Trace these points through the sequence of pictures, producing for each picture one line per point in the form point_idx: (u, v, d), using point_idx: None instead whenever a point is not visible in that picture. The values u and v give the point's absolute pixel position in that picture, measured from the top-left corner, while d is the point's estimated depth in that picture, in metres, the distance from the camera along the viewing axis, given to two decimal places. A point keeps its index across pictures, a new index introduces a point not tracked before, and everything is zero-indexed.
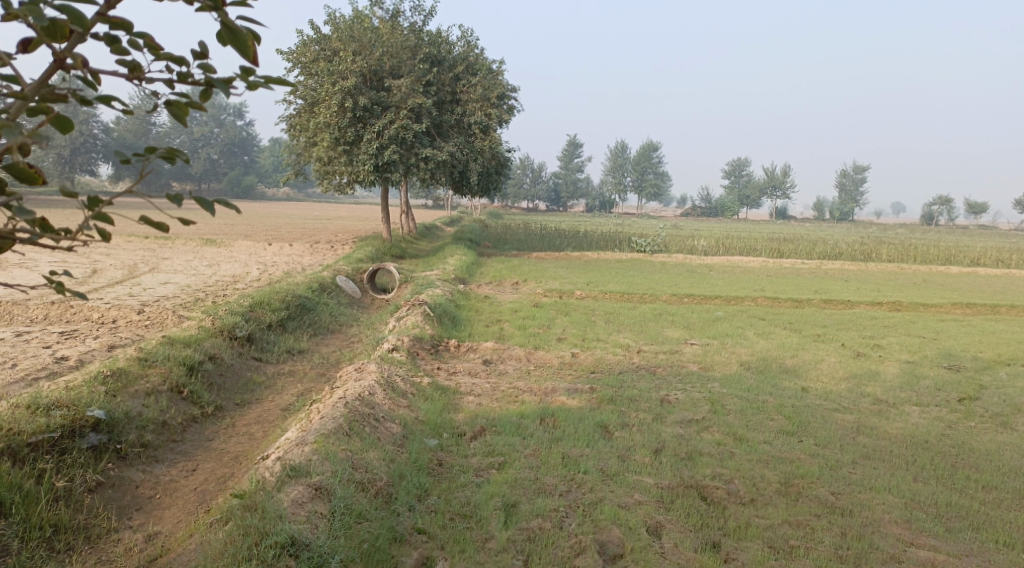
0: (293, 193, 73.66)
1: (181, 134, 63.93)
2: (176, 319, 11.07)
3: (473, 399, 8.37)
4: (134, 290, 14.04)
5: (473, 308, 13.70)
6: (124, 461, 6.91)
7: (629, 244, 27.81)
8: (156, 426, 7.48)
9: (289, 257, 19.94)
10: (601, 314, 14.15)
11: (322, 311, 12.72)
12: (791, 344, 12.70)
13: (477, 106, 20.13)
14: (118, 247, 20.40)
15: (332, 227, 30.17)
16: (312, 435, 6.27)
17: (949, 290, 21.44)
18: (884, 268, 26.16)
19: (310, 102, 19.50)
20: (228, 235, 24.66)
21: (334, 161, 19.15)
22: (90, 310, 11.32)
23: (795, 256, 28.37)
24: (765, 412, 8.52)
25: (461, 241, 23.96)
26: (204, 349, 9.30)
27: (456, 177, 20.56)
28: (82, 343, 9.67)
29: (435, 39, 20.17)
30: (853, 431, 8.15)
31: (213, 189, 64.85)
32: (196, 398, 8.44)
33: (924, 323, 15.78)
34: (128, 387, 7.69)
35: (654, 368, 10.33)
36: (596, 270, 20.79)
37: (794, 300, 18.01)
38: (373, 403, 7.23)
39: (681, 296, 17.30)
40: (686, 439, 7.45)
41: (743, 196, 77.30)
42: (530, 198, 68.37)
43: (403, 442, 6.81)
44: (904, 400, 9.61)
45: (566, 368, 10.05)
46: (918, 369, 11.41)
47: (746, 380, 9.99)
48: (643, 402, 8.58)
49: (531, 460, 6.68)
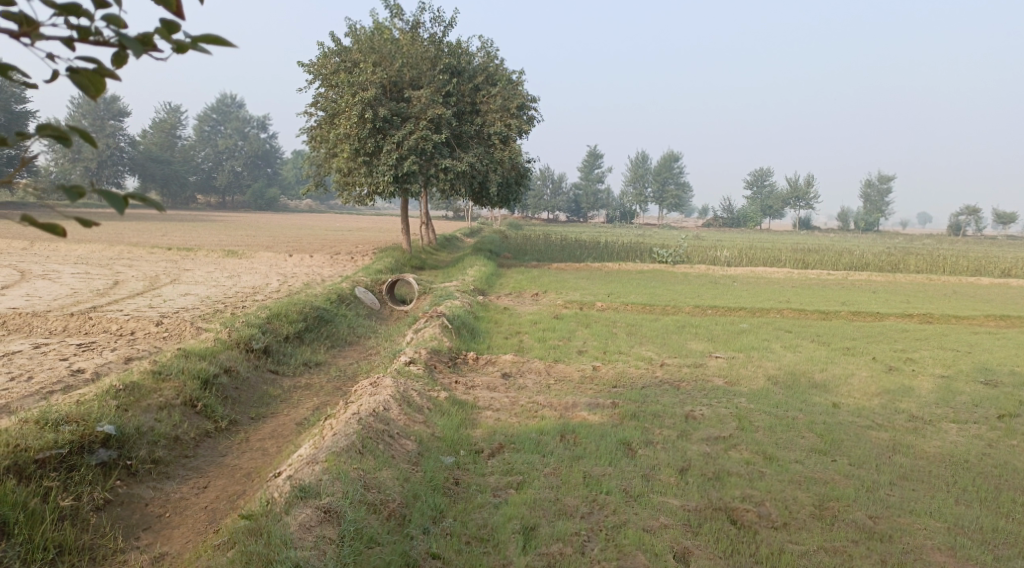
0: (315, 206, 73.96)
1: (205, 147, 64.40)
2: (194, 330, 10.91)
3: (492, 414, 8.11)
4: (153, 302, 13.93)
5: (493, 320, 13.45)
6: (134, 478, 6.72)
7: (651, 255, 27.47)
8: (168, 441, 7.30)
9: (309, 268, 19.83)
10: (623, 326, 13.85)
11: (340, 323, 12.53)
12: (819, 358, 12.33)
13: (497, 116, 19.95)
14: (140, 259, 20.41)
15: (352, 239, 30.11)
16: (323, 453, 6.07)
17: (981, 302, 20.93)
18: (912, 279, 25.63)
19: (330, 114, 19.42)
20: (249, 247, 24.63)
21: (354, 172, 19.02)
22: (109, 322, 11.19)
23: (821, 266, 27.90)
24: (795, 429, 8.19)
25: (481, 252, 23.73)
26: (220, 361, 9.14)
27: (476, 188, 20.37)
28: (99, 355, 9.53)
29: (456, 49, 20.04)
30: (888, 450, 7.79)
31: (236, 201, 65.36)
32: (210, 412, 8.25)
33: (957, 336, 15.33)
34: (140, 401, 7.53)
35: (678, 382, 10.02)
36: (617, 281, 20.50)
37: (821, 311, 17.60)
38: (387, 419, 7.00)
39: (705, 308, 16.96)
40: (714, 458, 7.13)
41: (765, 206, 76.63)
42: (550, 209, 68.19)
43: (418, 460, 6.57)
44: (940, 417, 9.23)
45: (587, 382, 9.76)
46: (953, 385, 11.01)
47: (775, 396, 9.65)
48: (667, 418, 8.28)
49: (551, 479, 6.41)
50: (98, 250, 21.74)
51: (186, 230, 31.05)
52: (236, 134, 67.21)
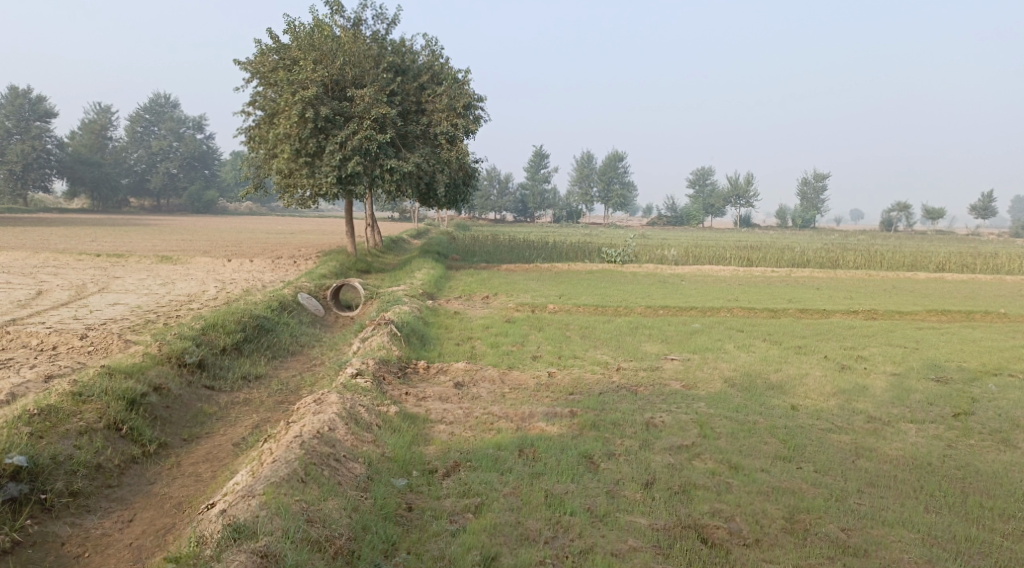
0: (255, 208, 72.28)
1: (137, 149, 62.33)
2: (121, 344, 10.22)
3: (445, 429, 7.70)
4: (80, 313, 13.10)
5: (442, 326, 13.00)
6: (49, 514, 6.56)
7: (599, 255, 27.28)
8: (88, 470, 7.05)
9: (249, 274, 19.09)
10: (576, 329, 13.54)
11: (282, 332, 11.94)
12: (774, 358, 12.19)
13: (443, 116, 19.45)
14: (67, 267, 19.39)
15: (294, 242, 29.22)
16: (261, 484, 5.67)
17: (921, 297, 21.24)
18: (853, 274, 25.97)
19: (270, 113, 18.74)
20: (185, 252, 23.65)
21: (295, 173, 18.38)
22: (29, 336, 10.41)
23: (765, 263, 28.11)
24: (758, 434, 7.94)
25: (428, 254, 23.25)
26: (149, 380, 8.57)
27: (423, 189, 19.85)
28: (15, 374, 8.81)
29: (399, 48, 19.53)
30: (852, 454, 7.60)
31: (172, 204, 63.50)
32: (136, 435, 7.76)
33: (903, 332, 15.41)
34: (58, 427, 7.18)
35: (635, 387, 9.73)
36: (567, 282, 20.23)
37: (770, 309, 17.58)
38: (333, 441, 6.56)
39: (656, 308, 16.79)
40: (678, 469, 6.86)
41: (707, 205, 77.55)
42: (496, 209, 67.89)
43: (368, 485, 6.15)
44: (899, 417, 9.11)
45: (542, 390, 9.40)
46: (906, 382, 10.97)
47: (733, 399, 9.42)
48: (628, 427, 7.97)
49: (511, 500, 6.11)
50: (21, 257, 20.61)
51: (119, 235, 29.75)
52: (170, 135, 65.13)
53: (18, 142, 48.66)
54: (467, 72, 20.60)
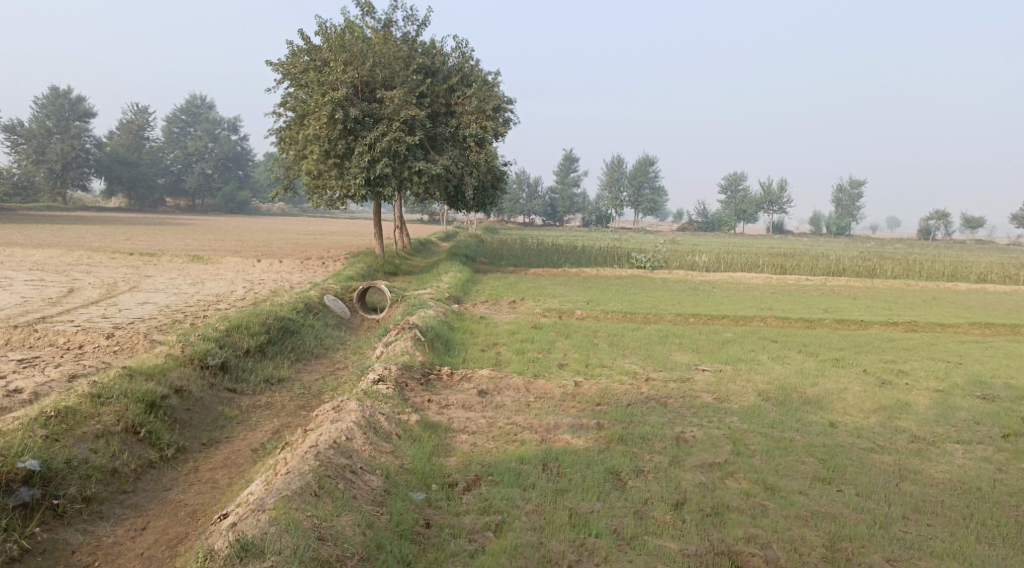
0: (287, 210, 72.72)
1: (173, 149, 62.97)
2: (147, 344, 10.05)
3: (467, 439, 7.44)
4: (109, 311, 13.03)
5: (468, 331, 12.73)
6: (62, 520, 6.39)
7: (629, 260, 26.89)
8: (103, 475, 6.87)
9: (277, 275, 18.99)
10: (604, 336, 13.21)
11: (306, 335, 11.74)
12: (810, 370, 11.75)
13: (472, 118, 19.20)
14: (99, 265, 19.42)
15: (325, 243, 29.17)
16: (273, 497, 5.52)
17: (963, 308, 20.55)
18: (891, 284, 25.27)
19: (300, 114, 18.62)
20: (216, 251, 23.64)
21: (324, 175, 18.26)
22: (56, 334, 10.28)
23: (799, 271, 27.50)
24: (795, 453, 7.58)
25: (456, 257, 23.02)
26: (170, 381, 8.41)
27: (451, 191, 19.61)
28: (39, 373, 8.67)
29: (429, 49, 19.32)
30: (895, 476, 7.22)
31: (206, 204, 64.06)
32: (155, 439, 7.60)
33: (945, 345, 14.85)
34: (75, 429, 7.02)
35: (665, 399, 9.38)
36: (595, 287, 19.88)
37: (805, 319, 17.09)
38: (349, 451, 6.34)
39: (687, 316, 16.39)
40: (710, 488, 6.54)
41: (739, 211, 76.58)
42: (526, 213, 67.59)
43: (385, 499, 5.93)
44: (943, 437, 8.67)
45: (569, 400, 9.09)
46: (950, 399, 10.49)
47: (768, 414, 9.03)
48: (657, 442, 7.64)
49: (534, 519, 5.85)
50: (55, 255, 20.69)
51: (151, 234, 29.89)
52: (205, 136, 65.68)
53: (58, 142, 49.31)
54: (498, 75, 20.34)
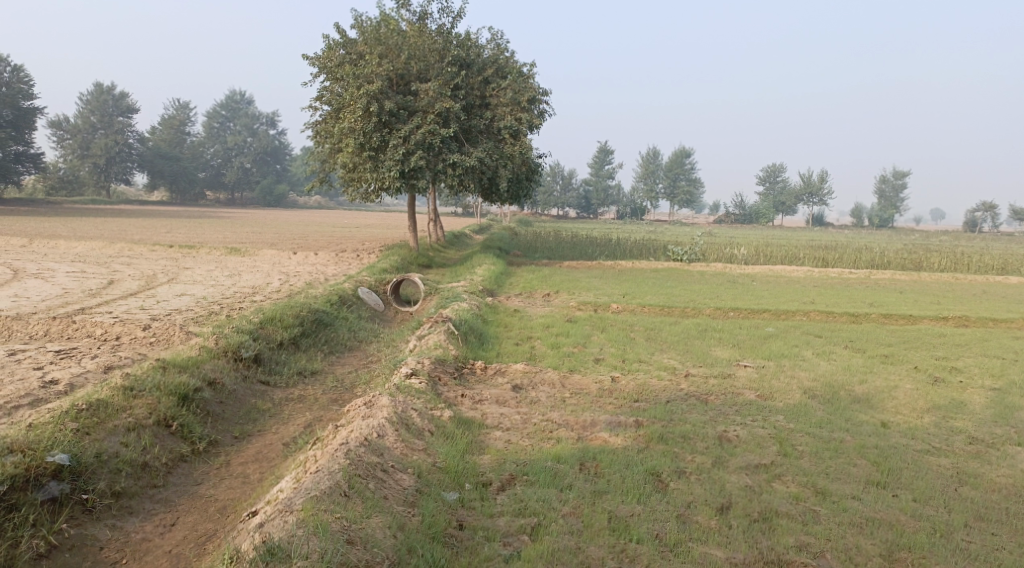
0: (324, 203, 73.16)
1: (214, 143, 63.68)
2: (183, 335, 9.94)
3: (501, 436, 7.19)
4: (146, 303, 13.01)
5: (502, 324, 12.50)
6: (90, 515, 6.28)
7: (665, 253, 26.45)
8: (134, 469, 6.76)
9: (313, 267, 18.95)
10: (641, 330, 12.89)
11: (340, 327, 11.59)
12: (858, 367, 11.31)
13: (507, 110, 18.94)
14: (139, 257, 19.52)
15: (360, 236, 29.12)
16: (301, 497, 5.37)
17: (1015, 303, 19.83)
18: (938, 277, 24.53)
19: (335, 107, 18.50)
20: (253, 244, 23.68)
21: (359, 168, 18.14)
22: (94, 325, 10.23)
23: (841, 264, 26.84)
24: (845, 454, 7.22)
25: (490, 249, 22.82)
26: (203, 373, 8.30)
27: (486, 184, 19.40)
28: (76, 364, 8.61)
29: (464, 41, 19.07)
30: (953, 481, 6.86)
31: (245, 197, 64.66)
32: (186, 433, 7.47)
33: (998, 341, 14.27)
34: (106, 422, 6.92)
35: (705, 396, 9.06)
36: (631, 281, 19.53)
37: (850, 314, 16.58)
38: (381, 449, 6.16)
39: (727, 310, 15.99)
40: (756, 492, 6.24)
41: (778, 203, 75.33)
42: (561, 206, 67.16)
43: (417, 499, 5.72)
44: (1002, 438, 8.24)
45: (606, 396, 8.81)
46: (1007, 398, 10.02)
47: (815, 413, 8.66)
48: (699, 441, 7.33)
49: (572, 522, 5.60)
50: (96, 247, 20.87)
51: (191, 228, 30.09)
52: (244, 130, 66.23)
53: (102, 137, 50.10)
54: (532, 65, 20.05)
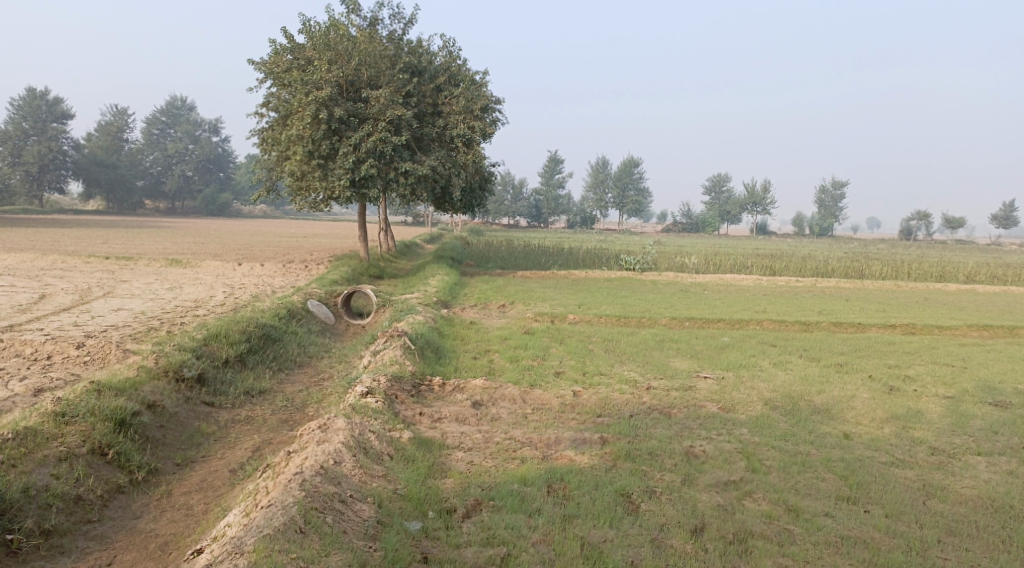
0: (269, 212, 71.81)
1: (153, 151, 62.02)
2: (120, 354, 9.40)
3: (464, 457, 6.92)
4: (82, 319, 12.36)
5: (458, 337, 12.20)
6: (17, 557, 5.83)
7: (617, 262, 26.41)
8: (66, 504, 6.31)
9: (259, 279, 18.39)
10: (599, 342, 12.72)
11: (289, 343, 11.15)
12: (815, 377, 11.29)
13: (459, 118, 18.65)
14: (74, 270, 18.69)
15: (307, 246, 28.47)
16: (252, 537, 5.14)
17: (957, 310, 20.22)
18: (882, 285, 24.93)
19: (283, 114, 18.03)
20: (196, 255, 22.90)
21: (307, 176, 17.59)
22: (24, 344, 9.63)
23: (789, 273, 27.15)
24: (813, 469, 7.11)
25: (442, 259, 22.48)
26: (143, 396, 7.84)
27: (438, 193, 19.12)
28: (3, 387, 8.05)
29: (416, 48, 18.76)
30: (921, 493, 6.79)
31: (187, 206, 63.02)
32: (125, 461, 7.01)
33: (947, 349, 14.46)
34: (35, 454, 6.45)
35: (668, 409, 8.88)
36: (585, 290, 19.42)
37: (802, 322, 16.65)
38: (338, 477, 5.87)
39: (682, 319, 15.92)
40: (729, 512, 6.15)
41: (723, 212, 76.40)
42: (510, 215, 67.04)
43: (379, 532, 5.49)
44: (963, 448, 8.24)
45: (568, 411, 8.58)
46: (963, 406, 10.06)
47: (778, 425, 8.55)
48: (666, 458, 7.14)
49: (543, 551, 5.49)
50: (29, 260, 19.95)
51: (131, 238, 29.04)
52: (186, 138, 64.65)
53: (35, 144, 48.34)
54: (485, 74, 19.80)
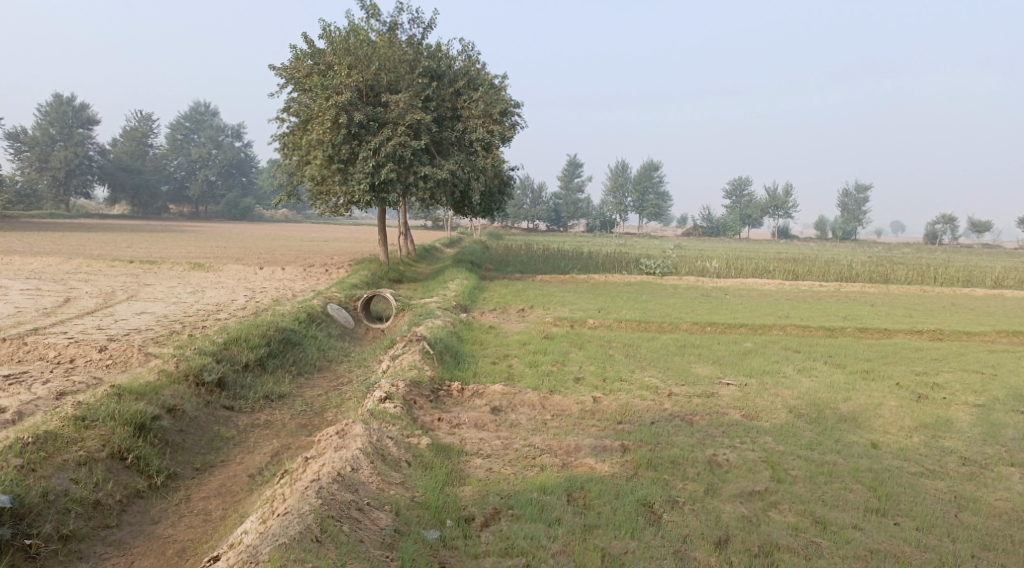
0: (290, 216, 72.24)
1: (177, 156, 62.58)
2: (141, 357, 9.40)
3: (483, 464, 6.81)
4: (104, 323, 12.40)
5: (477, 342, 12.12)
6: (35, 563, 5.80)
7: (638, 266, 26.24)
8: (84, 508, 6.28)
9: (280, 283, 18.41)
10: (619, 347, 12.58)
11: (309, 347, 11.11)
12: (841, 384, 11.09)
13: (479, 122, 18.59)
14: (98, 273, 18.80)
15: (328, 250, 28.51)
16: (268, 545, 5.06)
17: (985, 315, 19.86)
18: (907, 290, 24.57)
19: (303, 119, 18.05)
20: (218, 259, 23.01)
21: (327, 180, 17.57)
22: (46, 347, 9.64)
23: (811, 277, 26.84)
24: (840, 479, 6.94)
25: (462, 263, 22.42)
26: (163, 400, 7.80)
27: (457, 197, 19.05)
28: (26, 390, 8.05)
29: (435, 52, 18.73)
30: (953, 505, 6.61)
31: (210, 211, 63.50)
32: (143, 466, 6.97)
33: (975, 355, 14.18)
34: (54, 458, 6.42)
35: (690, 416, 8.73)
36: (606, 295, 19.27)
37: (826, 328, 16.41)
38: (355, 485, 5.79)
39: (703, 324, 15.74)
40: (754, 523, 6.01)
41: (744, 216, 75.87)
42: (530, 219, 66.97)
43: (396, 542, 5.40)
44: (995, 458, 8.03)
45: (588, 418, 8.46)
46: (993, 415, 9.82)
47: (803, 434, 8.38)
48: (689, 467, 6.99)
49: (563, 563, 5.38)
50: (53, 264, 20.11)
51: (154, 242, 29.24)
52: (209, 143, 65.17)
53: (62, 149, 48.92)
54: (504, 78, 19.75)
